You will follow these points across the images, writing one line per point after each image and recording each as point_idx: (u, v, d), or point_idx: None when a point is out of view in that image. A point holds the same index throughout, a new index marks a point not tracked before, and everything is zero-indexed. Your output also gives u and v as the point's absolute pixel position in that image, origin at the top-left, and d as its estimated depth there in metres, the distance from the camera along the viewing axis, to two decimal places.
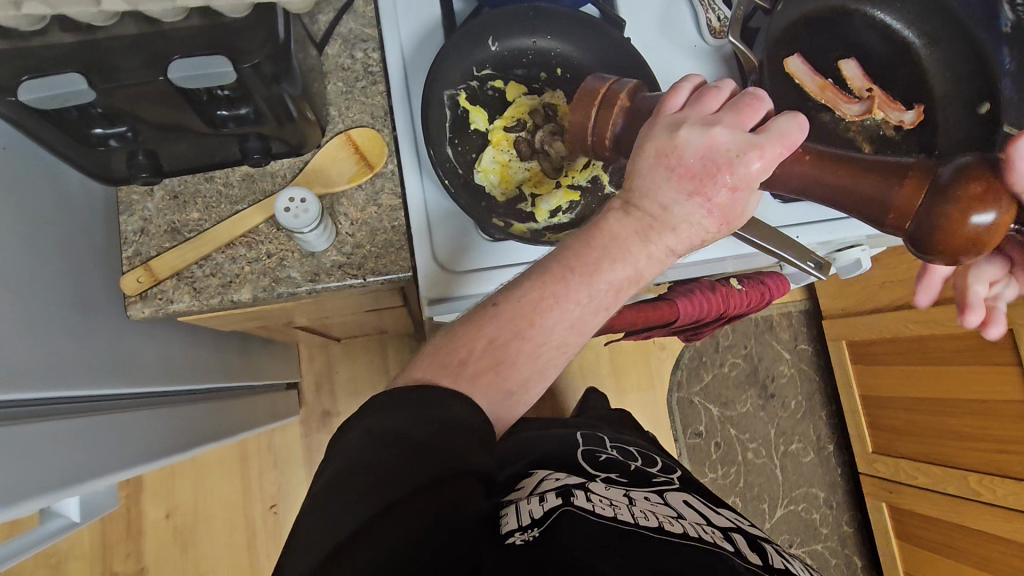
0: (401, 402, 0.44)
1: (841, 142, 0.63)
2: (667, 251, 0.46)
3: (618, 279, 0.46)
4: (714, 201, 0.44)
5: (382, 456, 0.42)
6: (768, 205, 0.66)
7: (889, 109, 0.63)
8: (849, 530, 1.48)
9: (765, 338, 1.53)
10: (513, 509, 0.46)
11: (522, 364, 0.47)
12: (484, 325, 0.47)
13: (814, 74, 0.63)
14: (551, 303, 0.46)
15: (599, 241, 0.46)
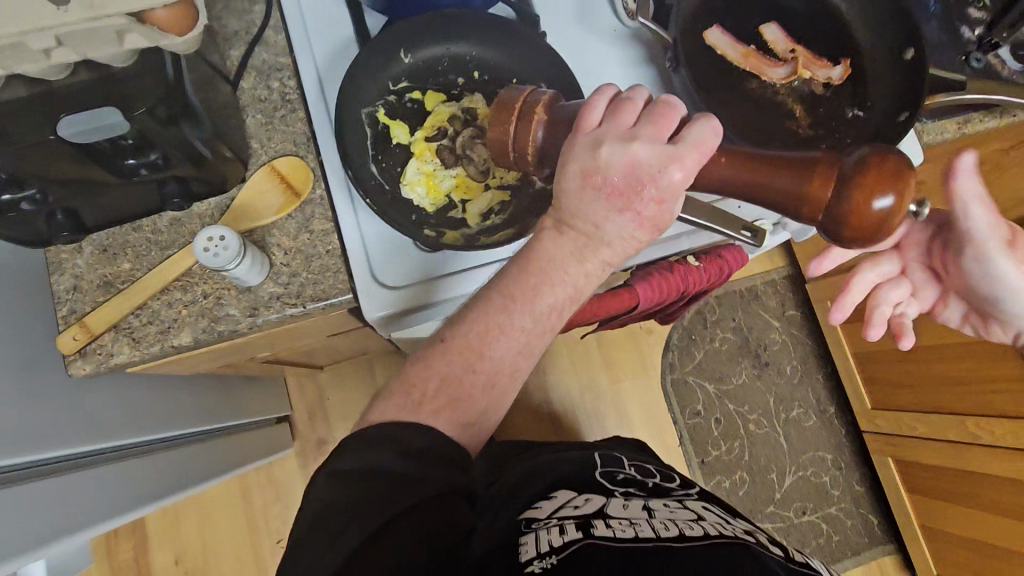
0: (371, 441, 0.47)
1: (770, 107, 0.63)
2: (603, 266, 0.49)
3: (559, 300, 0.49)
4: (644, 218, 0.46)
5: (362, 491, 0.44)
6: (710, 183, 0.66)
7: (816, 68, 0.63)
8: (861, 489, 1.46)
9: (752, 309, 1.52)
10: (532, 537, 0.46)
11: (494, 374, 0.50)
12: (454, 342, 0.49)
13: (735, 44, 0.63)
14: (498, 329, 0.49)
15: (538, 268, 0.48)
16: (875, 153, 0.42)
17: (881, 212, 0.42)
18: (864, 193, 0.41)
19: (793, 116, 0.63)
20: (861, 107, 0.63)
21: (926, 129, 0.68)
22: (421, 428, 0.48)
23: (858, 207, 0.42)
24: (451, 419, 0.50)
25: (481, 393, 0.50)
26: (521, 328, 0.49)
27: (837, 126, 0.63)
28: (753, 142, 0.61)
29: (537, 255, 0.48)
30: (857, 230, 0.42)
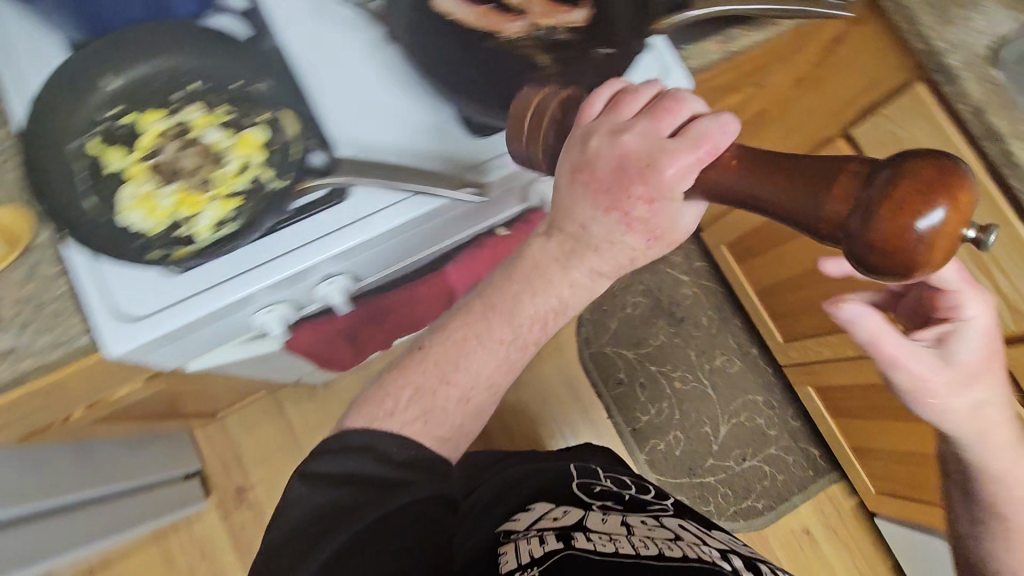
0: (346, 450, 0.54)
1: (515, 60, 0.62)
2: (591, 274, 0.50)
3: (541, 310, 0.53)
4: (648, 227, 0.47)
5: (348, 498, 0.52)
6: (454, 152, 0.61)
7: (557, 14, 0.63)
8: (797, 424, 1.46)
9: (658, 268, 1.52)
10: (515, 546, 0.64)
11: (468, 388, 0.55)
12: (430, 353, 0.55)
13: (469, 6, 0.62)
14: (475, 344, 0.54)
15: (520, 275, 0.52)
16: (919, 165, 0.38)
17: (924, 229, 0.37)
18: (899, 214, 0.37)
19: (539, 67, 0.62)
20: (609, 44, 0.62)
21: (689, 54, 0.68)
22: (398, 440, 0.54)
23: (892, 225, 0.38)
24: (430, 427, 0.55)
25: (455, 409, 0.55)
26: (496, 340, 0.54)
27: (585, 66, 0.62)
28: (498, 99, 0.60)
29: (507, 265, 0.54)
30: (889, 253, 0.38)
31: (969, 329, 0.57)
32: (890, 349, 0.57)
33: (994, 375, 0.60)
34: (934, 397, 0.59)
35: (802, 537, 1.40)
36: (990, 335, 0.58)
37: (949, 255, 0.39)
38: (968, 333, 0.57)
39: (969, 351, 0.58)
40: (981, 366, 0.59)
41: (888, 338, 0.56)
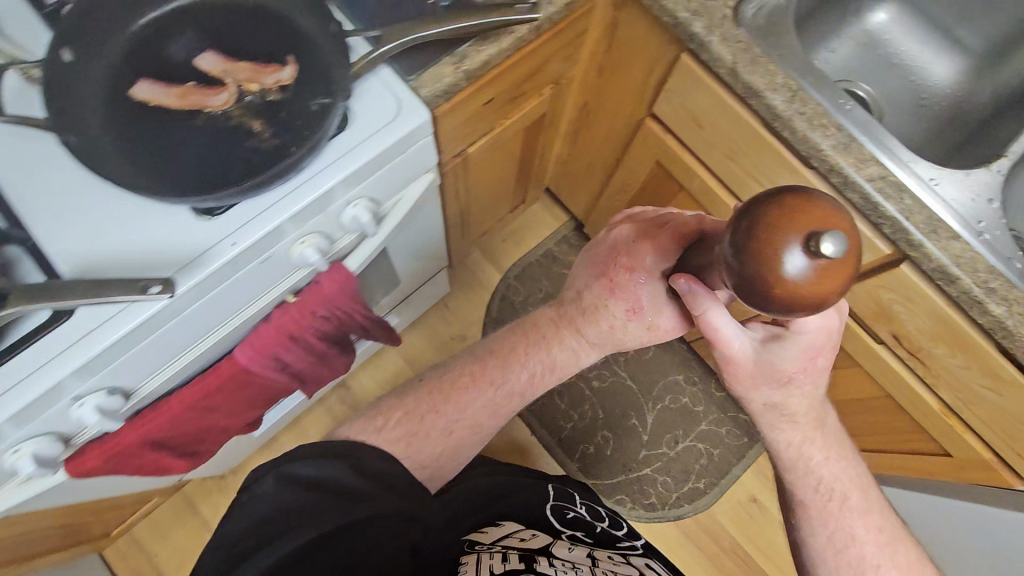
0: (316, 460, 0.61)
1: (226, 133, 0.60)
2: (576, 331, 0.71)
3: (535, 364, 0.75)
4: (636, 305, 0.65)
5: (317, 501, 0.57)
6: (178, 241, 0.58)
7: (263, 76, 0.61)
8: (723, 394, 1.44)
9: (555, 273, 1.50)
10: (474, 559, 0.66)
11: (454, 422, 0.74)
12: (431, 388, 0.76)
13: (168, 89, 0.60)
14: (469, 385, 0.75)
15: (527, 331, 0.76)
16: (772, 213, 0.38)
17: (789, 273, 0.37)
18: (762, 260, 0.38)
19: (253, 134, 0.60)
20: (322, 94, 0.61)
21: (422, 83, 0.66)
22: (380, 453, 0.66)
23: (763, 270, 0.38)
24: (431, 453, 0.72)
25: (440, 436, 0.73)
26: (487, 383, 0.75)
27: (302, 122, 0.60)
28: (211, 177, 0.58)
29: (504, 335, 0.78)
30: (768, 296, 0.39)
31: (794, 341, 0.59)
32: (712, 325, 0.57)
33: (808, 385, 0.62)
34: (737, 381, 0.63)
35: (751, 506, 1.38)
36: (823, 352, 0.59)
37: (842, 281, 0.37)
38: (790, 344, 0.59)
39: (788, 359, 0.59)
40: (796, 375, 0.61)
41: (715, 318, 0.56)
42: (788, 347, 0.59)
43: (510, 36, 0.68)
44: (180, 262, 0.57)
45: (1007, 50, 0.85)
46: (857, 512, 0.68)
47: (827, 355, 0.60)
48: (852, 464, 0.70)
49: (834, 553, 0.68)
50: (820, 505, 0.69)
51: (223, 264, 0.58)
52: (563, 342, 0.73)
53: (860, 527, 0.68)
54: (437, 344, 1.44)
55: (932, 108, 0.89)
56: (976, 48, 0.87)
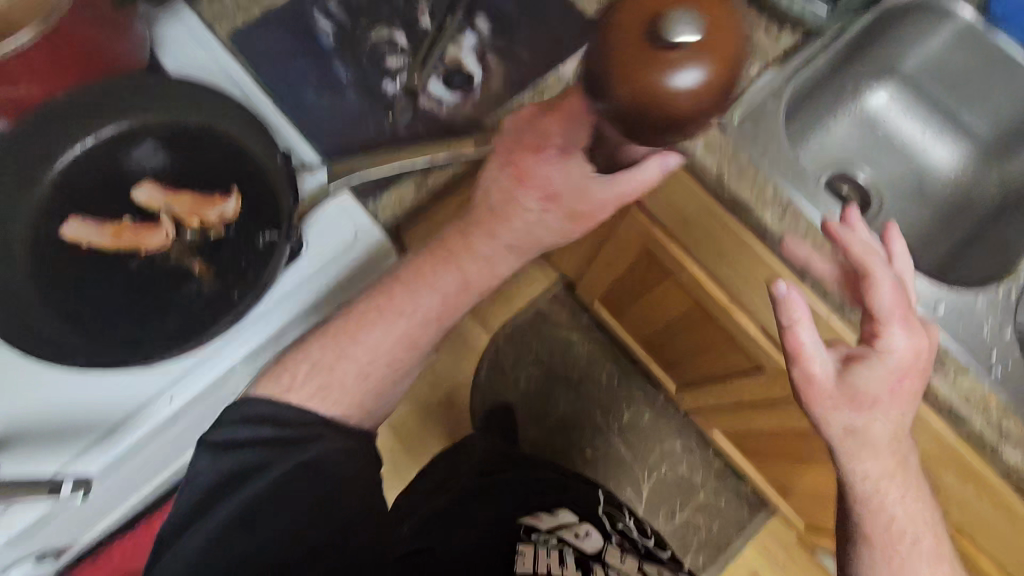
0: (250, 420, 0.54)
1: (165, 277, 0.55)
2: (495, 245, 0.59)
3: (448, 288, 0.59)
4: (549, 188, 0.57)
5: (247, 459, 0.52)
6: (116, 393, 0.53)
7: (205, 209, 0.56)
8: (721, 461, 1.38)
9: (546, 332, 1.45)
10: (532, 551, 0.63)
11: (364, 359, 0.59)
12: (330, 327, 0.59)
13: (101, 227, 0.55)
14: (374, 317, 0.58)
15: (438, 261, 0.60)
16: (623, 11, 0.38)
17: (678, 78, 0.37)
18: (634, 73, 0.37)
19: (192, 277, 0.55)
20: (269, 229, 0.56)
21: (381, 207, 0.61)
22: (296, 408, 0.56)
23: (640, 82, 0.38)
24: (352, 410, 0.59)
25: (355, 380, 0.59)
26: (396, 312, 0.58)
27: (247, 263, 0.56)
28: (150, 332, 0.53)
29: (424, 255, 0.60)
30: (664, 99, 0.37)
31: (881, 360, 0.56)
32: (800, 328, 0.57)
33: (901, 409, 0.57)
34: (817, 404, 0.58)
35: None
36: (911, 377, 0.56)
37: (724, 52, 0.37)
38: (877, 363, 0.56)
39: (876, 380, 0.56)
40: (883, 400, 0.56)
41: (804, 331, 0.57)
42: (865, 366, 0.56)
43: (476, 160, 0.63)
44: (120, 416, 0.53)
45: (1018, 136, 0.78)
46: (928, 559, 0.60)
47: (914, 382, 0.56)
48: (929, 505, 0.61)
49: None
50: (884, 540, 0.60)
51: (168, 417, 0.54)
52: (475, 249, 0.59)
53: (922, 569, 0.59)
54: (422, 411, 1.39)
55: (934, 194, 0.83)
56: (983, 134, 0.81)
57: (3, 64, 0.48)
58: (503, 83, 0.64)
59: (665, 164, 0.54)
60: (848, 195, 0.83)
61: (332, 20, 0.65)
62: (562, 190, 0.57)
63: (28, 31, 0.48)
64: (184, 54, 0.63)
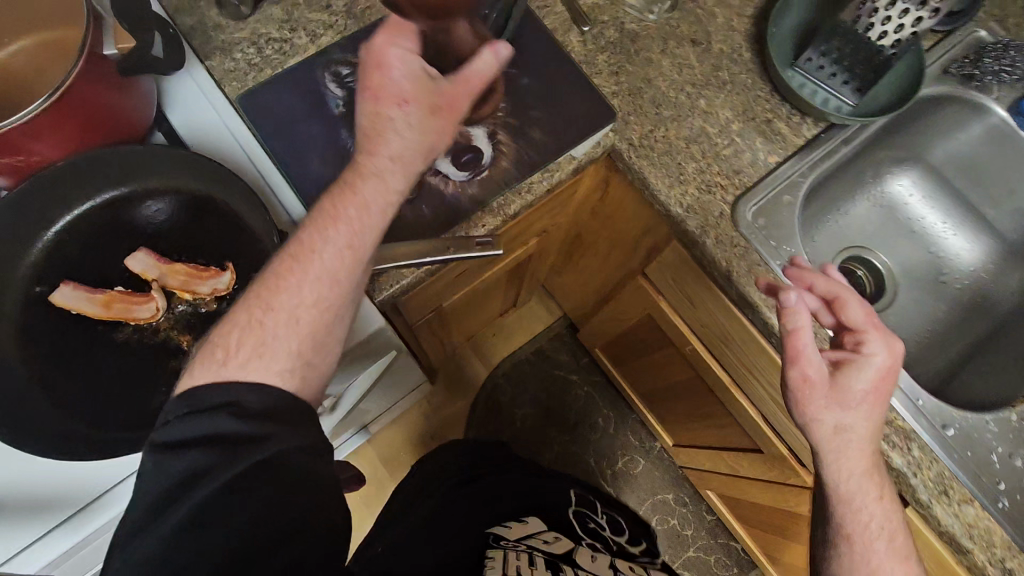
0: (194, 414, 0.45)
1: (152, 352, 0.54)
2: (389, 157, 0.50)
3: (355, 215, 0.50)
4: (407, 90, 0.50)
5: (205, 459, 0.43)
6: (79, 473, 0.52)
7: (198, 283, 0.55)
8: (714, 517, 1.36)
9: (545, 371, 1.43)
10: (502, 554, 0.60)
11: (292, 311, 0.49)
12: (250, 290, 0.50)
13: (90, 295, 0.54)
14: (291, 265, 0.50)
15: (349, 199, 0.50)
16: None
17: None
18: None
19: (180, 353, 0.54)
20: None
21: (382, 283, 0.61)
22: (250, 387, 0.47)
23: None
24: (301, 377, 0.50)
25: (290, 332, 0.49)
26: (315, 260, 0.49)
27: None
28: (130, 411, 0.52)
29: (324, 201, 0.51)
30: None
31: (869, 365, 0.52)
32: (796, 331, 0.52)
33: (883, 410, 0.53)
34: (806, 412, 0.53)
35: None
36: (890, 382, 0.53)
37: None
38: (866, 369, 0.52)
39: (864, 386, 0.52)
40: (870, 407, 0.52)
41: (804, 334, 0.52)
42: (856, 367, 0.52)
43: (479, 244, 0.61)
44: (84, 499, 0.52)
45: None
46: (893, 549, 0.53)
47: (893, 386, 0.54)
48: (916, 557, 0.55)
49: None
50: (864, 537, 0.53)
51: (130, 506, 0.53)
52: (363, 167, 0.50)
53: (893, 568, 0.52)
54: (414, 444, 1.37)
55: (953, 289, 0.80)
56: (1011, 235, 0.78)
57: (5, 135, 0.49)
58: (513, 163, 0.62)
59: (497, 55, 0.51)
60: (862, 281, 0.81)
61: (345, 86, 0.64)
62: (419, 89, 0.50)
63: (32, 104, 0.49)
64: (193, 117, 0.63)
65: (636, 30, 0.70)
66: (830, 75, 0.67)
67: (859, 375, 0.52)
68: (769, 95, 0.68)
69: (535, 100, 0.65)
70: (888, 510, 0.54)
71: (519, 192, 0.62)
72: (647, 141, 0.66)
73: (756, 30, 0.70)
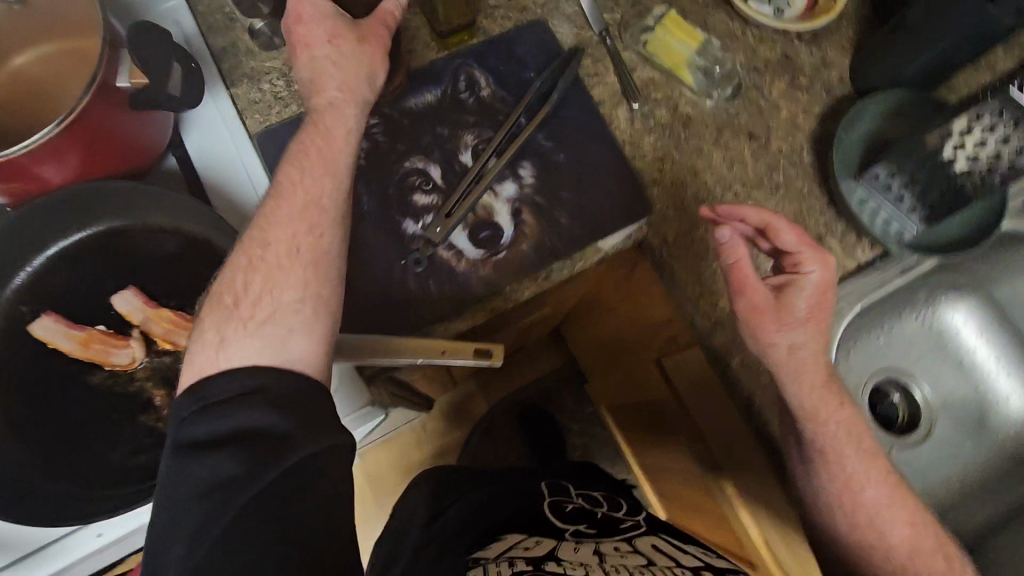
0: (212, 409, 0.42)
1: (122, 402, 0.52)
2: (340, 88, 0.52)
3: (319, 147, 0.50)
4: (330, 31, 0.51)
5: (227, 464, 0.40)
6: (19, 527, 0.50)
7: (182, 334, 0.52)
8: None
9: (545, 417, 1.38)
10: (481, 568, 0.54)
11: (288, 241, 0.47)
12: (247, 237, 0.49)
13: (69, 331, 0.51)
14: (277, 202, 0.49)
15: (325, 119, 0.51)
16: None
17: None
18: None
19: (149, 408, 0.52)
20: None
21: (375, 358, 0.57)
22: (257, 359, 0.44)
23: None
24: (317, 311, 0.48)
25: (286, 255, 0.47)
26: (298, 188, 0.49)
27: None
28: (90, 462, 0.50)
29: (300, 138, 0.50)
30: None
31: (807, 284, 0.53)
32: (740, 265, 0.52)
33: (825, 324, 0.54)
34: (761, 343, 0.54)
35: None
36: (826, 299, 0.54)
37: None
38: (804, 288, 0.53)
39: (804, 306, 0.53)
40: (812, 324, 0.54)
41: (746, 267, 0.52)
42: (801, 291, 0.53)
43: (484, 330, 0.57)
44: (32, 544, 0.50)
45: None
46: (863, 452, 0.57)
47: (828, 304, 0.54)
48: None
49: (849, 509, 0.57)
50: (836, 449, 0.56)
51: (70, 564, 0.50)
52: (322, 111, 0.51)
53: (861, 467, 0.57)
54: (400, 470, 1.33)
55: (997, 435, 0.73)
56: None
57: (16, 159, 0.46)
58: (533, 246, 0.58)
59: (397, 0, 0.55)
60: (891, 407, 0.75)
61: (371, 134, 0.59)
62: (339, 26, 0.52)
63: (42, 130, 0.46)
64: (209, 146, 0.60)
65: (689, 114, 0.64)
66: (897, 198, 0.60)
67: (796, 291, 0.53)
68: (824, 208, 0.62)
69: (569, 180, 0.60)
70: (851, 415, 0.57)
71: (540, 275, 0.58)
72: (684, 240, 0.60)
73: (819, 133, 0.64)
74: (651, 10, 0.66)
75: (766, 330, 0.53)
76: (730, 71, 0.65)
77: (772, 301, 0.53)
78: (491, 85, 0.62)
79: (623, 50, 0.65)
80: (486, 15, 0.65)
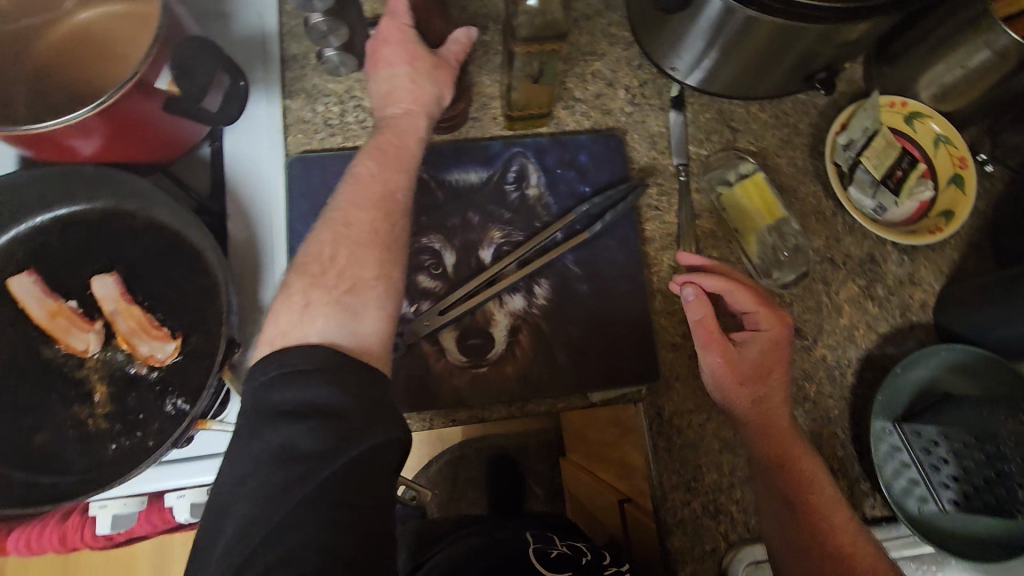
0: (292, 377, 0.36)
1: (64, 386, 0.51)
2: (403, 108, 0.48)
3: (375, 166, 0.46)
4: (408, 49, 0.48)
5: (308, 441, 0.34)
6: None
7: (142, 339, 0.51)
8: None
9: None
10: None
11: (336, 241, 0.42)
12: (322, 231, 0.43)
13: (42, 296, 0.51)
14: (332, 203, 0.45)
15: (396, 137, 0.47)
16: None
17: None
18: None
19: (85, 402, 0.51)
20: (183, 398, 0.51)
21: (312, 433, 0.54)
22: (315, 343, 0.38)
23: None
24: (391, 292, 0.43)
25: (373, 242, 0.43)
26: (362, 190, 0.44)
27: (142, 422, 0.50)
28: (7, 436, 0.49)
29: (376, 136, 0.47)
30: None
31: (767, 339, 0.50)
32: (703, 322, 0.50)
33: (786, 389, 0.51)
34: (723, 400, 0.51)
35: None
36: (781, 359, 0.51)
37: None
38: (762, 343, 0.50)
39: (761, 363, 0.50)
40: (772, 385, 0.50)
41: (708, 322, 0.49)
42: (757, 344, 0.50)
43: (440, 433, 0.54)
44: None
45: None
46: None
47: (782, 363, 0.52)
48: None
49: None
50: None
51: None
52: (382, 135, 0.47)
53: None
54: None
55: None
56: None
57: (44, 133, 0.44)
58: (519, 372, 0.54)
59: (469, 33, 0.52)
60: None
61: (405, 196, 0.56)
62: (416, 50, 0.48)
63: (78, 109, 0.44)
64: (244, 151, 0.59)
65: None
66: (936, 464, 0.52)
67: (757, 343, 0.50)
68: (846, 439, 0.55)
69: (583, 315, 0.55)
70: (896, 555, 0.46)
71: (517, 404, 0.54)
72: (679, 421, 0.55)
73: (875, 355, 0.57)
74: (740, 161, 0.59)
75: (728, 386, 0.50)
76: (802, 256, 0.58)
77: (733, 359, 0.50)
78: (540, 185, 0.58)
79: (694, 192, 0.59)
80: (565, 105, 0.60)
